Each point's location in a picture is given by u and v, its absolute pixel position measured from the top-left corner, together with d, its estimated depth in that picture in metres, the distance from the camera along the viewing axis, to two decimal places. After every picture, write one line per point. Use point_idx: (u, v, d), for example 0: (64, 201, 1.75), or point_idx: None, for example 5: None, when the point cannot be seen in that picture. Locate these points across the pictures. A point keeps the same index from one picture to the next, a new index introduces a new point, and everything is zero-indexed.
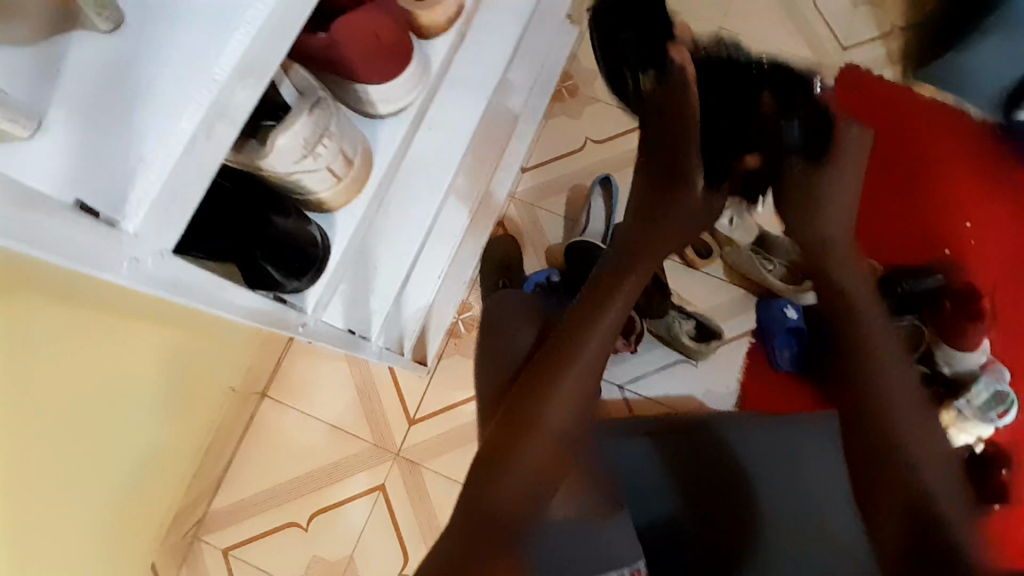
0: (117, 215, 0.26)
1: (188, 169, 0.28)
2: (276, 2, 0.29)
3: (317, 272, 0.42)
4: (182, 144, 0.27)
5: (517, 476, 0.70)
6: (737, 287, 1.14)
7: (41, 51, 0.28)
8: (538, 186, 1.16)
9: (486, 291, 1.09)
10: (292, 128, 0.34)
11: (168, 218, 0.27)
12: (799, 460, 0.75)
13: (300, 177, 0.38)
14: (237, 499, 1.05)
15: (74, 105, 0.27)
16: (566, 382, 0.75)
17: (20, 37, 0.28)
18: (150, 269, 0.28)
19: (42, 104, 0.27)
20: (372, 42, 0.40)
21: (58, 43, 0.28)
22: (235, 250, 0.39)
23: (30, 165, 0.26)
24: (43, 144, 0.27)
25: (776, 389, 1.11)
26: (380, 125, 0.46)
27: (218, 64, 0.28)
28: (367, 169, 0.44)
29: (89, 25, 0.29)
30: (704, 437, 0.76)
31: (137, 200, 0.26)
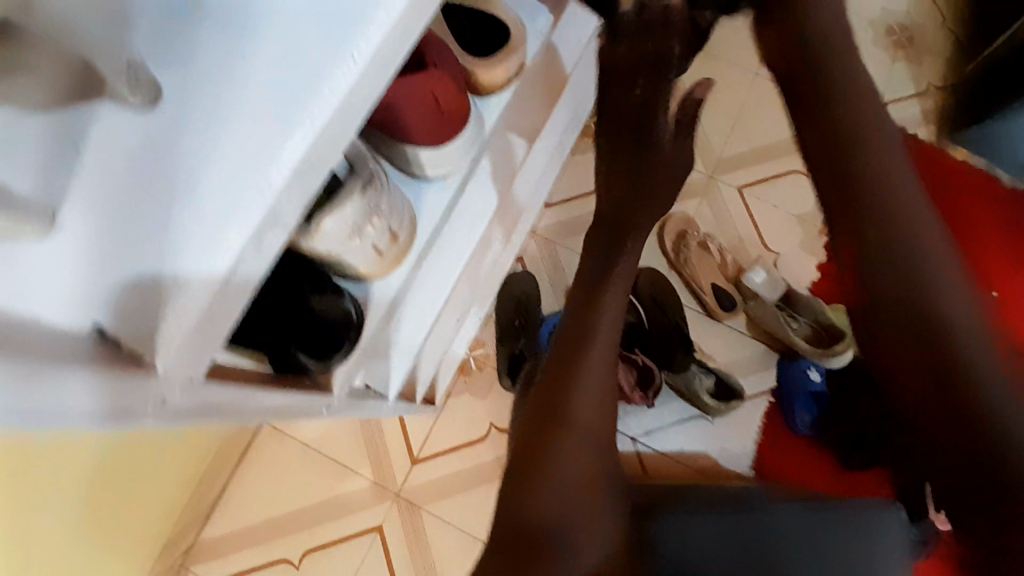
0: (145, 361, 0.21)
1: (236, 286, 0.22)
2: (364, 72, 0.23)
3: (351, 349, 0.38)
4: (231, 261, 0.22)
5: (556, 495, 0.60)
6: (759, 342, 1.10)
7: (54, 115, 0.21)
8: (561, 222, 1.12)
9: (501, 328, 1.05)
10: (343, 210, 0.30)
11: (205, 344, 0.23)
12: (844, 549, 0.68)
13: (342, 256, 0.34)
14: (228, 529, 1.00)
15: (94, 198, 0.21)
16: (587, 396, 0.65)
17: (20, 92, 0.21)
18: (179, 403, 0.23)
19: (48, 193, 0.21)
20: (430, 104, 0.36)
21: (71, 108, 0.21)
22: (267, 339, 0.35)
23: (35, 284, 0.20)
24: (52, 251, 0.21)
25: (792, 452, 1.07)
26: (425, 188, 0.43)
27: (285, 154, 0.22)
28: (409, 241, 0.40)
29: (114, 87, 0.21)
30: (744, 517, 0.69)
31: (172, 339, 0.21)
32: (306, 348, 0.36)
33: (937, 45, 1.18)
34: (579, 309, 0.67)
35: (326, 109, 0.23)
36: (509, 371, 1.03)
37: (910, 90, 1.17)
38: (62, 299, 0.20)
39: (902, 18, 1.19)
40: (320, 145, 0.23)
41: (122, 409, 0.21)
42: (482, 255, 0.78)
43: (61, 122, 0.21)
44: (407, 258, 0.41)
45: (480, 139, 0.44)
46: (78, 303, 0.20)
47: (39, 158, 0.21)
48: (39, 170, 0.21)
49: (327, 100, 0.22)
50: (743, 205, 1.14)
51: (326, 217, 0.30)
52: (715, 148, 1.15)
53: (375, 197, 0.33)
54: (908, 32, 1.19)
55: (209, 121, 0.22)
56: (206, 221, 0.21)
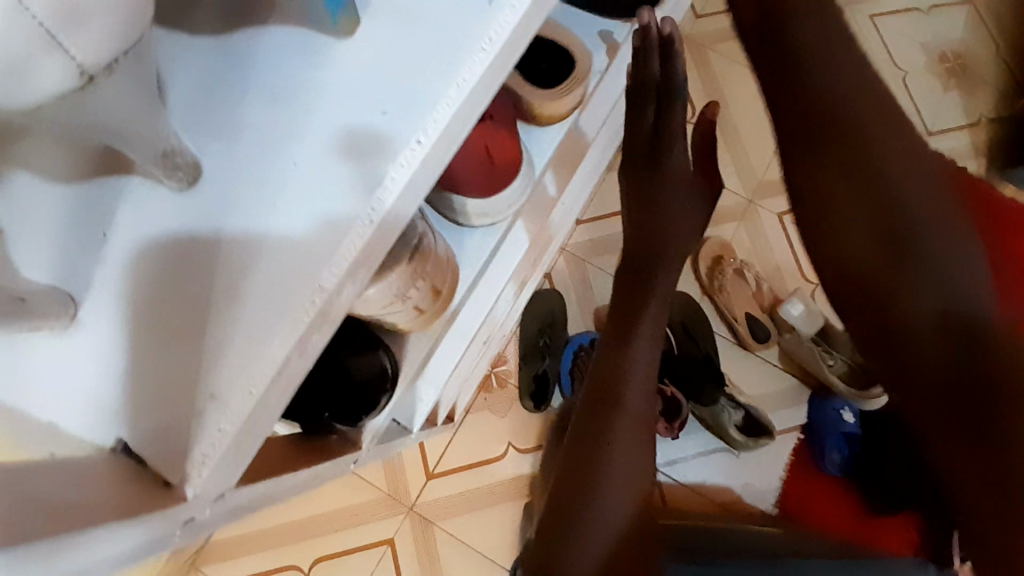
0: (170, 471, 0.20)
1: (273, 399, 0.21)
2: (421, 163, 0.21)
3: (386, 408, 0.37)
4: (269, 373, 0.20)
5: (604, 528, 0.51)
6: (790, 377, 1.06)
7: (86, 194, 0.23)
8: (591, 241, 1.09)
9: (525, 347, 1.03)
10: (390, 280, 0.28)
11: (237, 462, 0.21)
12: None
13: (381, 316, 0.32)
14: (240, 532, 0.99)
15: (126, 295, 0.22)
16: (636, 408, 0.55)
17: (60, 182, 0.23)
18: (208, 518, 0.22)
19: (80, 287, 0.22)
20: (482, 156, 0.37)
21: (105, 195, 0.23)
22: (302, 408, 0.35)
23: (68, 375, 0.22)
24: (83, 343, 0.22)
25: (819, 493, 1.03)
26: (469, 235, 0.40)
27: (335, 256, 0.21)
28: (446, 301, 0.37)
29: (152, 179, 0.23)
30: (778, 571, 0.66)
31: (201, 456, 0.20)
32: (341, 416, 0.35)
33: (994, 75, 1.12)
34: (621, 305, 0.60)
35: (388, 195, 0.21)
36: (532, 395, 1.01)
37: (962, 120, 1.11)
38: (92, 396, 0.22)
39: (960, 45, 1.14)
40: (383, 236, 0.21)
41: (153, 542, 0.20)
42: (514, 280, 0.76)
43: (87, 195, 0.23)
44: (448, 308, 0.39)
45: (531, 184, 0.42)
46: (105, 402, 0.21)
47: (70, 244, 0.22)
48: (64, 253, 0.23)
49: (391, 185, 0.21)
50: (782, 232, 1.10)
51: (372, 287, 0.28)
52: (756, 172, 1.11)
53: (421, 261, 0.31)
54: (964, 61, 1.13)
55: (259, 211, 0.21)
56: (251, 319, 0.21)
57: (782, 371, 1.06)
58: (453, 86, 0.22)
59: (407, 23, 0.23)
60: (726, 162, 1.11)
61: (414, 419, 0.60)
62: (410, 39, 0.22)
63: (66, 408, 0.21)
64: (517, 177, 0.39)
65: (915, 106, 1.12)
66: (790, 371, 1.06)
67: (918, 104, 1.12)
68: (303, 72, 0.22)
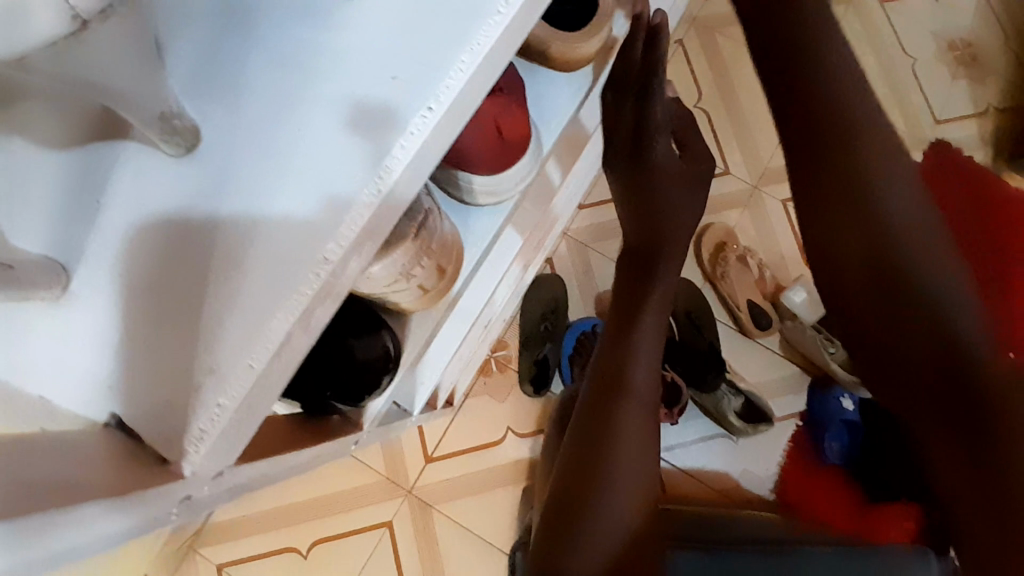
0: (167, 451, 0.19)
1: (275, 375, 0.20)
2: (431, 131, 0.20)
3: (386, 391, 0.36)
4: (269, 351, 0.19)
5: (609, 520, 0.52)
6: (791, 364, 1.06)
7: (74, 157, 0.21)
8: (594, 225, 1.08)
9: (526, 332, 1.02)
10: (392, 256, 0.27)
11: (237, 441, 0.20)
12: None
13: (386, 295, 0.31)
14: (239, 515, 0.99)
15: (118, 265, 0.20)
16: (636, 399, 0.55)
17: (47, 140, 0.21)
18: (206, 498, 0.21)
19: (67, 253, 0.20)
20: (494, 137, 0.35)
21: (95, 155, 0.21)
22: (305, 384, 0.34)
23: (60, 349, 0.20)
24: (72, 316, 0.20)
25: (816, 480, 1.03)
26: (474, 214, 0.39)
27: (336, 230, 0.19)
28: (452, 278, 0.36)
29: (146, 140, 0.21)
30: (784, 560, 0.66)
31: (197, 435, 0.19)
32: (343, 399, 0.34)
33: (1002, 64, 1.11)
34: (619, 294, 0.60)
35: (398, 165, 0.20)
36: (532, 381, 1.01)
37: (970, 109, 1.10)
38: (86, 370, 0.20)
39: (970, 33, 1.12)
40: (390, 208, 0.20)
41: (151, 516, 0.19)
42: (516, 263, 0.75)
43: (74, 160, 0.21)
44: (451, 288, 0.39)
45: (539, 164, 0.41)
46: (99, 376, 0.20)
47: (54, 210, 0.21)
48: (48, 219, 0.21)
49: (400, 155, 0.19)
50: (786, 220, 1.09)
51: (376, 263, 0.27)
52: (761, 158, 1.10)
53: (426, 238, 0.30)
54: (973, 49, 1.12)
55: (257, 181, 0.19)
56: (250, 295, 0.19)
57: (783, 358, 1.06)
58: (470, 49, 0.20)
59: None
60: (732, 148, 1.09)
61: (413, 402, 0.60)
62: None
63: (58, 388, 0.20)
64: (526, 155, 0.38)
65: (923, 93, 1.11)
66: (791, 359, 1.06)
67: (926, 92, 1.11)
68: (307, 29, 0.20)
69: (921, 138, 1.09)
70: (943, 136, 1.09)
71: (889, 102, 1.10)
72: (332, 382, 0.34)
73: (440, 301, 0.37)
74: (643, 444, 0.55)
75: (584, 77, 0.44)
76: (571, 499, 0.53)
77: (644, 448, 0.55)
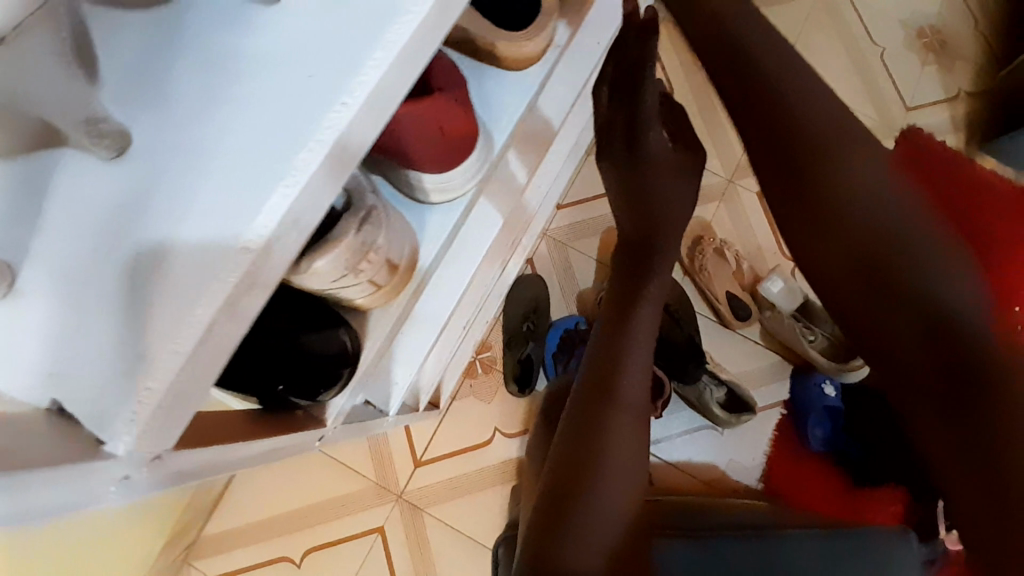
0: (102, 434, 0.20)
1: (205, 359, 0.21)
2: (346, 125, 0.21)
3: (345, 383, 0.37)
4: (194, 337, 0.20)
5: (604, 512, 0.53)
6: (773, 353, 1.07)
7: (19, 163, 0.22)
8: (573, 224, 1.09)
9: (509, 332, 1.03)
10: (336, 252, 0.28)
11: (172, 425, 0.21)
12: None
13: (336, 291, 0.32)
14: (231, 526, 1.00)
15: (61, 265, 0.21)
16: (629, 394, 0.59)
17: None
18: (143, 481, 0.22)
19: (12, 253, 0.21)
20: (434, 134, 0.35)
21: (38, 163, 0.22)
22: (255, 383, 0.34)
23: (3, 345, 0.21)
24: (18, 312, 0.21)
25: (803, 468, 1.04)
26: (428, 212, 0.41)
27: (255, 222, 0.20)
28: (408, 274, 0.38)
29: (83, 146, 0.22)
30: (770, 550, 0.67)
31: (128, 417, 0.20)
32: (298, 392, 0.35)
33: (969, 49, 1.13)
34: (614, 297, 0.65)
35: (315, 159, 0.21)
36: (516, 380, 1.02)
37: (939, 95, 1.12)
38: (28, 363, 0.21)
39: (936, 20, 1.14)
40: (307, 200, 0.21)
41: (84, 497, 0.20)
42: (489, 262, 0.76)
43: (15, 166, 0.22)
44: (406, 287, 0.40)
45: (489, 162, 0.42)
46: (40, 369, 0.21)
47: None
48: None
49: (317, 149, 0.21)
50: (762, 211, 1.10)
51: (318, 259, 0.28)
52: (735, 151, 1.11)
53: (370, 234, 0.31)
54: (940, 35, 1.14)
55: (187, 178, 0.21)
56: (178, 282, 0.20)
57: (764, 348, 1.08)
58: (385, 46, 0.21)
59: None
60: (706, 142, 1.11)
61: (388, 402, 0.61)
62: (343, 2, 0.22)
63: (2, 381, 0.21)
64: (473, 151, 0.38)
65: (892, 81, 1.13)
66: (772, 348, 1.07)
67: (895, 80, 1.13)
68: (236, 38, 0.22)
69: (891, 126, 1.11)
70: (914, 122, 1.11)
71: (859, 91, 1.12)
72: (283, 376, 0.34)
73: (400, 297, 0.39)
74: (634, 439, 0.58)
75: (533, 75, 0.45)
76: (567, 492, 0.54)
77: (635, 444, 0.58)
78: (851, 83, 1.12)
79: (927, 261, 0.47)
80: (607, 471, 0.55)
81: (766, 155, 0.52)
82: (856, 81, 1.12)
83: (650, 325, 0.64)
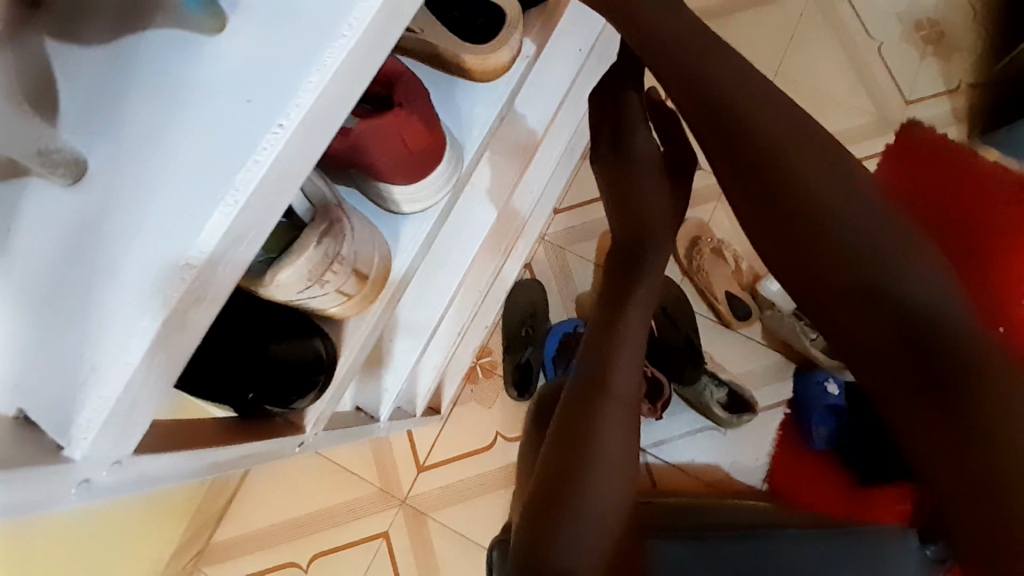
0: (62, 438, 0.21)
1: (159, 366, 0.23)
2: (283, 147, 0.23)
3: (322, 389, 0.38)
4: (144, 345, 0.22)
5: (592, 509, 0.51)
6: (774, 353, 1.07)
7: None
8: (570, 228, 1.10)
9: (508, 337, 1.04)
10: (298, 263, 0.30)
11: (129, 429, 0.23)
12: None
13: (305, 301, 0.33)
14: (241, 532, 1.01)
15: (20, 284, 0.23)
16: (620, 394, 0.58)
17: None
18: (105, 484, 0.24)
19: None
20: (398, 148, 0.36)
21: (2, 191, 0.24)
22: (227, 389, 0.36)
23: None
24: None
25: (808, 467, 1.03)
26: (402, 222, 0.42)
27: (199, 240, 0.22)
28: (381, 282, 0.39)
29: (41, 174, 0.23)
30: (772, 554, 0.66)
31: (85, 423, 0.22)
32: (271, 399, 0.36)
33: (970, 40, 1.12)
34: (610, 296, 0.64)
35: (253, 177, 0.23)
36: (516, 384, 1.03)
37: (941, 87, 1.11)
38: None
39: (936, 11, 1.13)
40: (249, 216, 0.23)
41: (47, 499, 0.21)
42: (480, 269, 0.77)
43: None
44: (376, 303, 0.40)
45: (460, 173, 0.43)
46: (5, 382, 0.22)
47: None
48: None
49: (254, 168, 0.23)
50: None
51: (280, 272, 0.29)
52: None
53: (333, 245, 0.32)
54: (940, 27, 1.12)
55: (135, 200, 0.23)
56: (130, 297, 0.22)
57: (765, 347, 1.07)
58: (319, 71, 0.23)
59: (274, 22, 0.24)
60: None
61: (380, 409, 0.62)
62: (283, 33, 0.24)
63: None
64: (441, 161, 0.40)
65: (891, 74, 1.12)
66: (773, 347, 1.07)
67: (893, 74, 1.12)
68: (182, 65, 0.24)
69: (891, 120, 1.10)
70: (914, 116, 1.10)
71: (856, 87, 1.11)
72: (253, 384, 0.36)
73: (376, 301, 0.40)
74: (627, 440, 0.56)
75: (501, 85, 0.46)
76: (556, 486, 0.52)
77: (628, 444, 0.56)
78: (848, 79, 1.12)
79: (905, 272, 0.44)
80: (597, 477, 0.53)
81: (728, 165, 0.49)
82: (854, 77, 1.12)
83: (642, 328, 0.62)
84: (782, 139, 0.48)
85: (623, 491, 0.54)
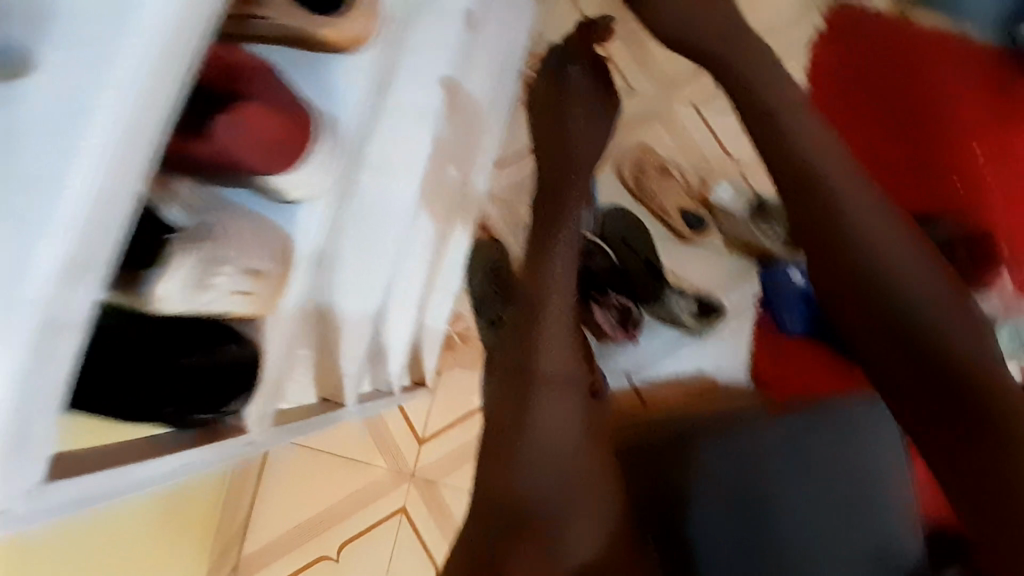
0: None
1: (32, 400, 0.27)
2: (89, 194, 0.26)
3: (251, 387, 0.43)
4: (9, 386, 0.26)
5: (537, 438, 0.60)
6: (738, 257, 1.07)
7: None
8: (512, 181, 1.11)
9: (477, 302, 1.01)
10: (176, 275, 0.33)
11: (24, 452, 0.28)
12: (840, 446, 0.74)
13: (206, 307, 0.36)
14: (265, 543, 1.03)
15: None
16: (550, 327, 0.66)
17: None
18: (26, 505, 0.29)
19: None
20: (269, 143, 0.37)
21: None
22: (142, 408, 0.36)
23: None
24: None
25: (788, 356, 1.06)
26: (297, 212, 0.43)
27: (32, 287, 0.26)
28: (284, 273, 0.42)
29: None
30: (744, 437, 0.73)
31: None
32: (191, 409, 0.39)
33: None
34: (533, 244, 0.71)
35: (63, 222, 0.26)
36: None
37: None
38: None
39: None
40: (79, 256, 0.27)
41: None
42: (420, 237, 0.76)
43: None
44: (286, 290, 0.44)
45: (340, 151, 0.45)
46: None
47: None
48: None
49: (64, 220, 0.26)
50: (699, 121, 1.10)
51: (163, 284, 0.33)
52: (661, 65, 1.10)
53: (213, 255, 0.36)
54: None
55: None
56: None
57: (729, 254, 1.07)
58: (96, 111, 0.26)
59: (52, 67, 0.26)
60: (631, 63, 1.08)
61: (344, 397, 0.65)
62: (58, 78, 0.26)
63: None
64: (317, 144, 0.41)
65: None
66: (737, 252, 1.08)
67: None
68: None
69: None
70: None
71: None
72: (171, 400, 0.37)
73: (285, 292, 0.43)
74: (561, 366, 0.65)
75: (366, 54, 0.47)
76: (505, 423, 0.61)
77: (563, 372, 0.65)
78: None
79: (896, 284, 0.54)
80: (532, 458, 0.58)
81: (784, 186, 0.60)
82: None
83: (567, 267, 0.69)
84: (811, 162, 0.59)
85: (566, 417, 0.62)
